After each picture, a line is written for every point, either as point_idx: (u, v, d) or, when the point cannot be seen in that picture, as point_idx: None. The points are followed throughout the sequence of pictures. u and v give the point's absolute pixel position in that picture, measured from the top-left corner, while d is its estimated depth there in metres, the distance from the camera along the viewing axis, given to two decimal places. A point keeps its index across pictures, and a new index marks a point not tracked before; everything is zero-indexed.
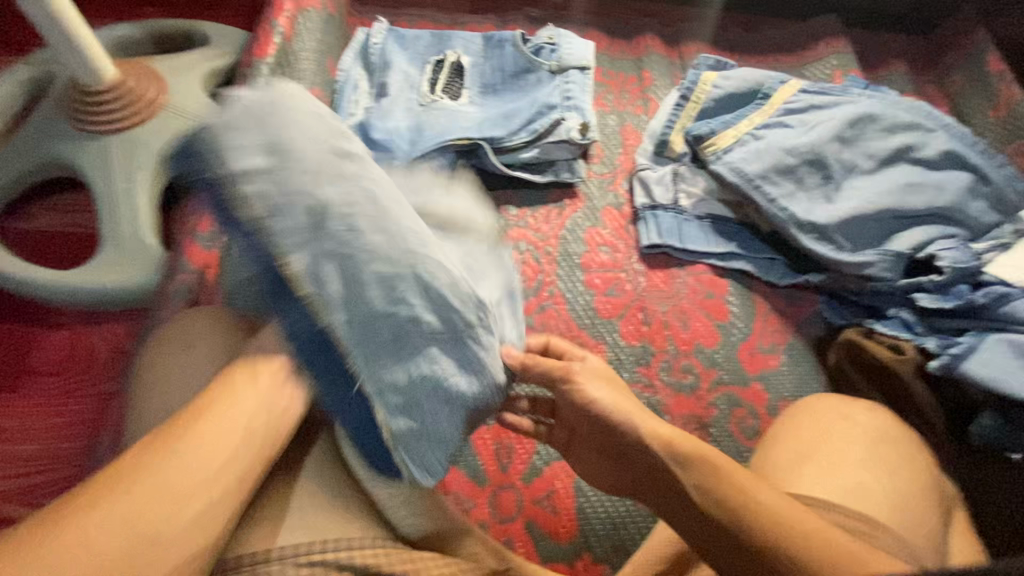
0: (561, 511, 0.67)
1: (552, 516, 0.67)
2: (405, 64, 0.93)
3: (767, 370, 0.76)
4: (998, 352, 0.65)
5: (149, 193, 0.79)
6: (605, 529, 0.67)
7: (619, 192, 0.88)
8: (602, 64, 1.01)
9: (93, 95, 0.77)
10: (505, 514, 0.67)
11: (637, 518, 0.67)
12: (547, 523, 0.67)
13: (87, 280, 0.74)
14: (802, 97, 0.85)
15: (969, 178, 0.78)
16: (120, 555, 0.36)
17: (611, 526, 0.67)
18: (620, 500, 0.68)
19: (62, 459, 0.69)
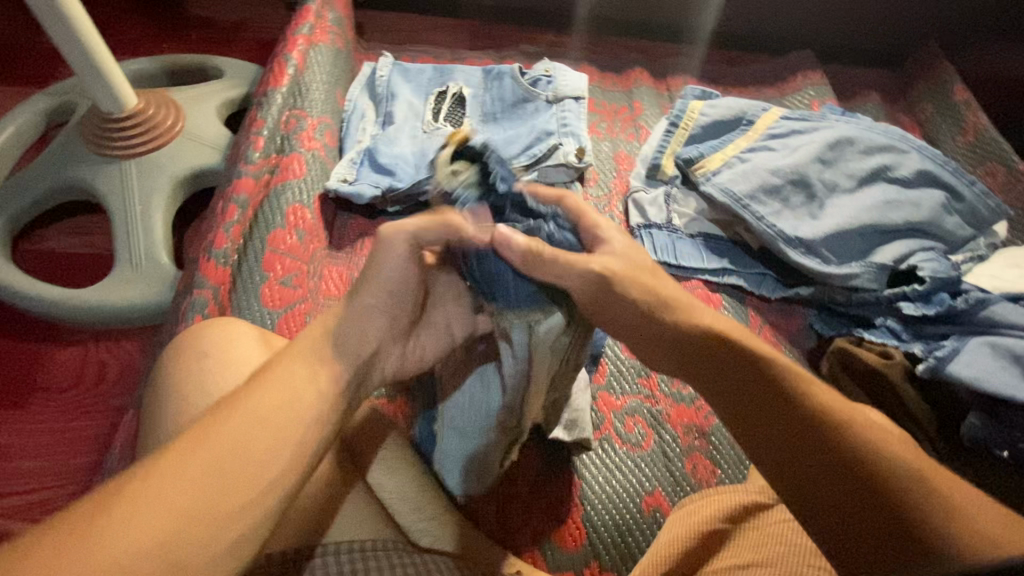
0: (567, 519, 0.68)
1: (558, 524, 0.67)
2: (409, 95, 0.98)
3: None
4: (981, 355, 0.68)
5: (164, 214, 0.82)
6: (613, 537, 0.67)
7: (614, 214, 0.91)
8: (595, 95, 1.07)
9: (116, 123, 0.82)
10: (512, 522, 0.67)
11: (643, 526, 0.68)
12: (553, 533, 0.67)
13: (100, 297, 0.76)
14: (784, 123, 0.90)
15: (943, 196, 0.83)
16: (159, 548, 0.36)
17: (617, 534, 0.67)
18: (625, 508, 0.69)
19: (70, 475, 0.70)
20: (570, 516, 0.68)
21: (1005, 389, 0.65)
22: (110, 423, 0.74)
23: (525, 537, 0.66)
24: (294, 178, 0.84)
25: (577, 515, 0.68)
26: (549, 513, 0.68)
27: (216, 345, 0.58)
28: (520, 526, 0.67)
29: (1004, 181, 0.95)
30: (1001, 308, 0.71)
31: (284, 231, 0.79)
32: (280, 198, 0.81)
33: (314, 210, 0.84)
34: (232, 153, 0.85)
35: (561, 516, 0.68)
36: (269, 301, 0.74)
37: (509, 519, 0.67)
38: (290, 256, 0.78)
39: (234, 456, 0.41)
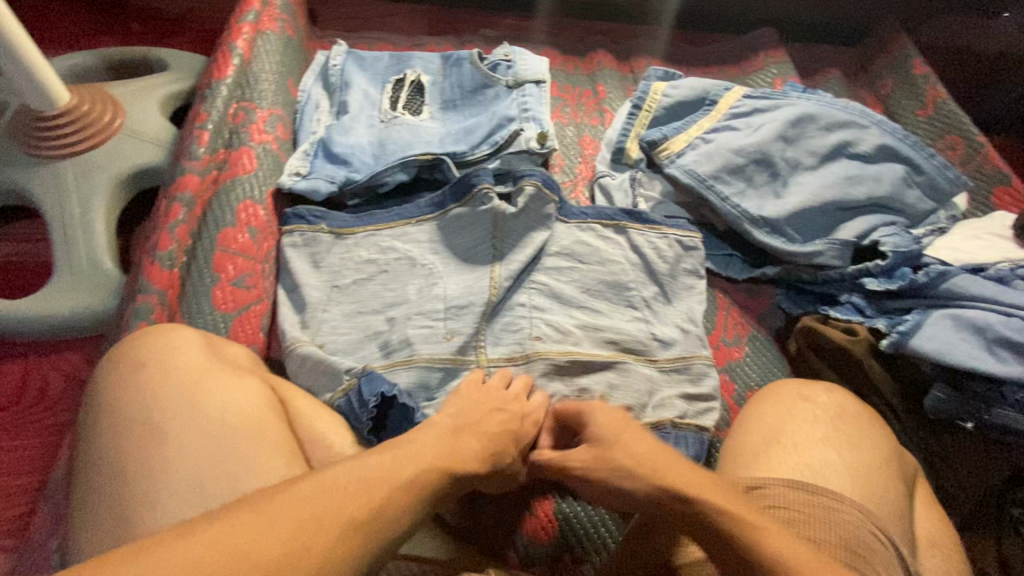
0: (545, 505, 0.67)
1: (536, 513, 0.67)
2: (365, 83, 0.95)
3: (729, 365, 0.78)
4: (943, 327, 0.68)
5: (106, 216, 0.77)
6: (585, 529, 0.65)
7: (580, 199, 0.91)
8: (558, 80, 1.06)
9: (48, 121, 0.77)
10: (488, 512, 0.66)
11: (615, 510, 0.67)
12: (526, 523, 0.65)
13: (39, 306, 0.72)
14: (745, 102, 0.90)
15: (903, 169, 0.83)
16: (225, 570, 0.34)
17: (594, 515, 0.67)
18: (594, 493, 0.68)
19: (16, 495, 0.66)
20: (545, 502, 0.67)
21: (966, 360, 0.65)
22: (55, 440, 0.70)
23: (502, 529, 0.65)
24: (244, 174, 0.80)
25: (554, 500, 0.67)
26: (525, 504, 0.67)
27: (154, 354, 0.54)
28: (499, 517, 0.66)
29: (964, 154, 0.96)
30: (961, 279, 0.71)
31: (235, 228, 0.76)
32: (230, 195, 0.78)
33: (268, 207, 0.81)
34: (176, 149, 0.81)
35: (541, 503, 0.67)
36: (221, 303, 0.72)
37: (487, 510, 0.66)
38: (242, 256, 0.75)
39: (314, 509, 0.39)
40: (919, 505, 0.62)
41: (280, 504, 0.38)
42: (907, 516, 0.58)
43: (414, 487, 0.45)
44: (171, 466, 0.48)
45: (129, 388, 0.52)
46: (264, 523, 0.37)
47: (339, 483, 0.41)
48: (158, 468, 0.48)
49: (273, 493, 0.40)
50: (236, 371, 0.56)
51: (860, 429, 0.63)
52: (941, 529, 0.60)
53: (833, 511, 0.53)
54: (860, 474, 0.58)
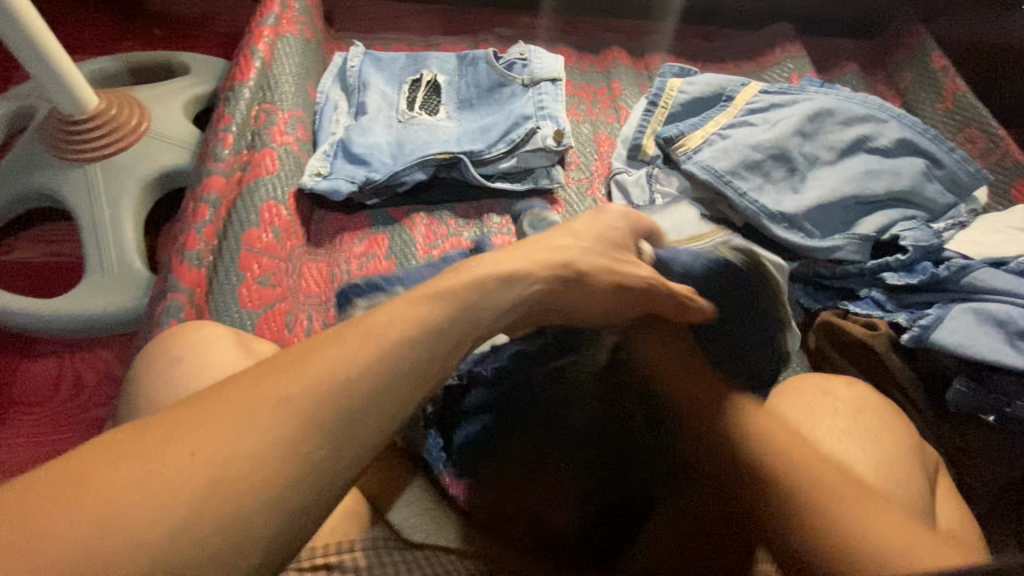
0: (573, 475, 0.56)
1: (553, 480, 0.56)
2: (382, 84, 0.96)
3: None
4: (964, 321, 0.68)
5: (134, 216, 0.79)
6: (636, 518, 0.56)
7: (597, 197, 0.92)
8: (572, 77, 1.06)
9: (79, 125, 0.79)
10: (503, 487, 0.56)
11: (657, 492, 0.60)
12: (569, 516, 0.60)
13: (73, 305, 0.74)
14: (762, 97, 0.90)
15: (923, 163, 0.83)
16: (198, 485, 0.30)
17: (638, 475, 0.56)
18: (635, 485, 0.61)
19: None
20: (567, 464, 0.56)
21: (987, 353, 0.65)
22: (89, 434, 0.72)
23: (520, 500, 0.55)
24: (267, 174, 0.82)
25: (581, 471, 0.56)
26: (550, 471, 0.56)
27: (189, 350, 0.56)
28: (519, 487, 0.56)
29: (984, 148, 0.95)
30: (982, 274, 0.71)
31: (259, 228, 0.77)
32: (254, 195, 0.80)
33: (290, 207, 0.82)
34: (201, 152, 0.83)
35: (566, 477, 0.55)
36: (247, 301, 0.73)
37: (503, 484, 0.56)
38: (266, 255, 0.76)
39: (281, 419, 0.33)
40: (943, 500, 0.61)
41: (245, 410, 0.33)
42: (931, 511, 0.58)
43: (403, 350, 0.39)
44: None
45: (163, 382, 0.54)
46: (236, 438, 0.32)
47: (330, 366, 0.36)
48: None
49: (238, 400, 0.34)
50: None
51: (884, 426, 0.62)
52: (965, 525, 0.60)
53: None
54: (883, 467, 0.58)
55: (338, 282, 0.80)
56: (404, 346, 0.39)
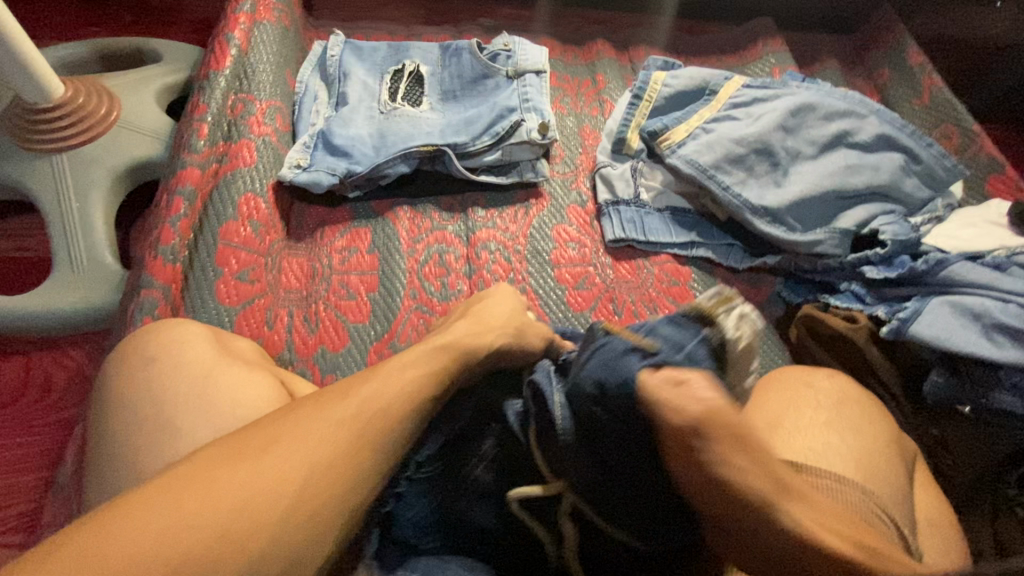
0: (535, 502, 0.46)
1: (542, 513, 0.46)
2: (363, 74, 0.94)
3: None
4: (942, 314, 0.69)
5: (104, 209, 0.77)
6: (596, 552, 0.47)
7: (582, 190, 0.91)
8: (557, 70, 1.05)
9: (45, 114, 0.76)
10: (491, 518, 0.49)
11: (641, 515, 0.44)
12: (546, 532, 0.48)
13: (40, 302, 0.71)
14: (745, 92, 0.90)
15: (902, 158, 0.84)
16: (266, 504, 0.37)
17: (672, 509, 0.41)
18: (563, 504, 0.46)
19: (22, 491, 0.66)
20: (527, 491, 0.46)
21: (965, 346, 0.67)
22: (61, 436, 0.69)
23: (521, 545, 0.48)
24: (244, 166, 0.80)
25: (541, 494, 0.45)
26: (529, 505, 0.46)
27: (164, 347, 0.54)
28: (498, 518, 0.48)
29: (960, 143, 0.97)
30: (960, 267, 0.72)
31: (237, 222, 0.75)
32: (231, 188, 0.77)
33: (268, 199, 0.80)
34: (174, 143, 0.80)
35: (525, 496, 0.46)
36: (225, 297, 0.71)
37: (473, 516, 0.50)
38: (245, 249, 0.74)
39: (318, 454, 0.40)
40: (919, 489, 0.63)
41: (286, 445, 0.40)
42: (909, 500, 0.59)
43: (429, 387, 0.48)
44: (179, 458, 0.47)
45: (134, 386, 0.51)
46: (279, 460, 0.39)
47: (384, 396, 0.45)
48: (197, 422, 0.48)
49: (304, 413, 0.43)
50: (243, 365, 0.55)
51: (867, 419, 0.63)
52: (940, 512, 0.61)
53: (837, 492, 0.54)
54: (863, 458, 0.59)
55: (319, 278, 0.78)
56: (404, 393, 0.46)
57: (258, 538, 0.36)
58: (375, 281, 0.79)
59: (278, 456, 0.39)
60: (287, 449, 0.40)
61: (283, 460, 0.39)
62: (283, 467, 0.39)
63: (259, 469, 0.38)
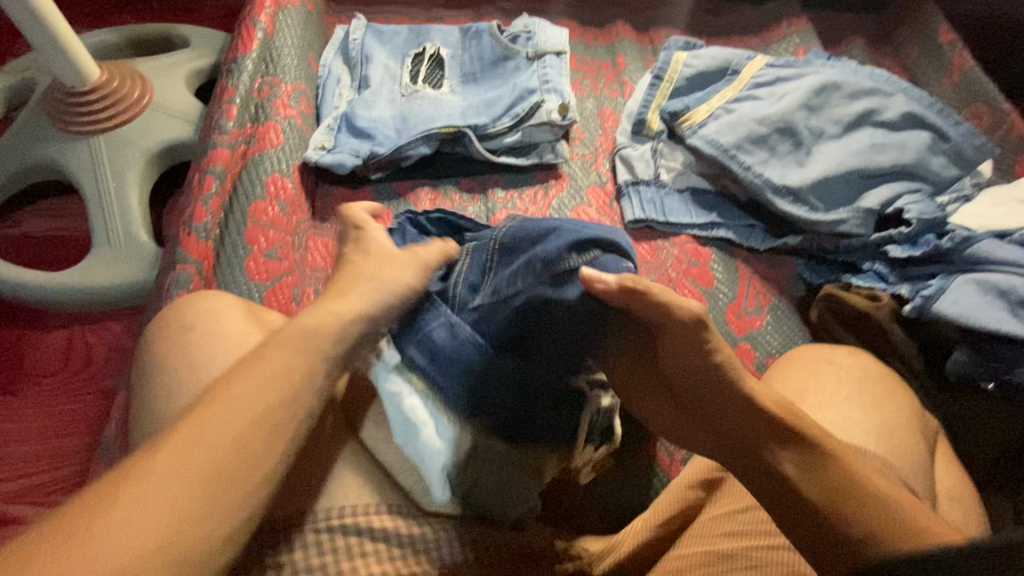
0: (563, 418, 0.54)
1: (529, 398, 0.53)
2: (385, 58, 0.95)
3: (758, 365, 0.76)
4: (967, 291, 0.68)
5: (139, 189, 0.79)
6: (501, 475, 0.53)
7: (602, 171, 0.92)
8: (577, 52, 1.05)
9: (79, 96, 0.79)
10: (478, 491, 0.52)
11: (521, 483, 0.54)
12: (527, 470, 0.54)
13: (79, 277, 0.74)
14: (768, 71, 0.90)
15: (929, 136, 0.82)
16: (155, 527, 0.36)
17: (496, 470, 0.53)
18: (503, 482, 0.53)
19: (67, 456, 0.70)
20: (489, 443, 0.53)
21: (989, 322, 0.66)
22: (101, 406, 0.73)
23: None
24: (271, 147, 0.81)
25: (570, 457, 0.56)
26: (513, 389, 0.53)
27: (194, 317, 0.54)
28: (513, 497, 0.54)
29: (989, 123, 0.95)
30: (986, 245, 0.71)
31: (265, 201, 0.77)
32: (259, 167, 0.79)
33: (295, 179, 0.82)
34: (204, 124, 0.83)
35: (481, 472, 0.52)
36: (254, 274, 0.73)
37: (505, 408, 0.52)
38: (273, 228, 0.76)
39: (186, 497, 0.37)
40: (940, 466, 0.63)
41: (155, 483, 0.37)
42: (929, 475, 0.59)
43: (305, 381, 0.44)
44: None
45: (163, 358, 0.52)
46: (142, 508, 0.36)
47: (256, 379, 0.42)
48: None
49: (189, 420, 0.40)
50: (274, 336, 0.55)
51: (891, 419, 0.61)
52: (961, 488, 0.61)
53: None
54: (883, 432, 0.59)
55: None
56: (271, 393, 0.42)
57: (173, 533, 0.36)
58: None
59: (149, 489, 0.36)
60: (150, 487, 0.37)
61: (159, 487, 0.37)
62: (162, 489, 0.37)
63: (148, 494, 0.36)
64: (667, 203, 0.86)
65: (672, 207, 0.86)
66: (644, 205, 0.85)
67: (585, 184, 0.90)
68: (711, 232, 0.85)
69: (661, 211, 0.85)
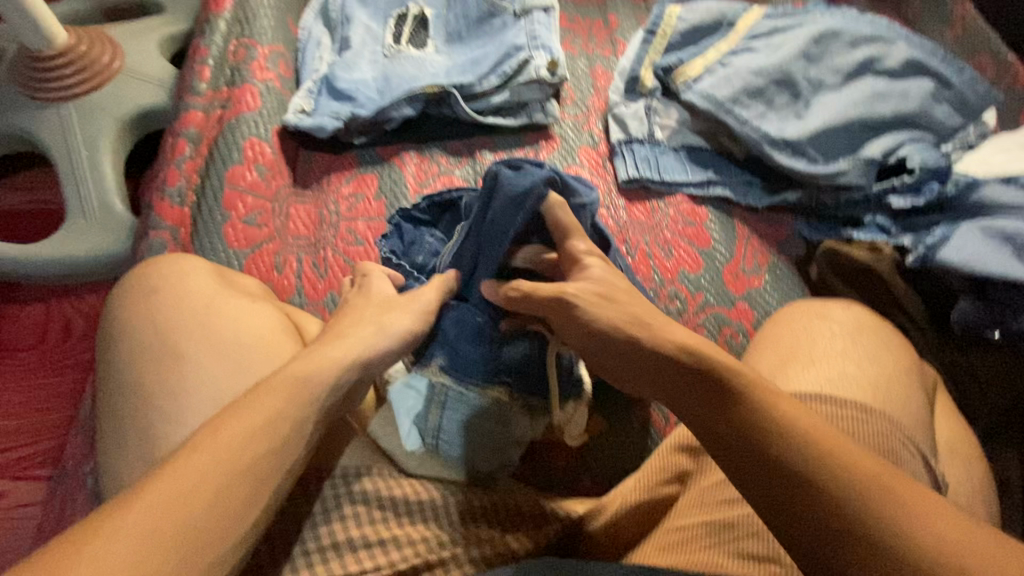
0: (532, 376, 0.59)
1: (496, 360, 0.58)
2: (367, 18, 0.91)
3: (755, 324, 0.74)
4: (971, 238, 0.66)
5: (113, 158, 0.77)
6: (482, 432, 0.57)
7: (594, 131, 0.88)
8: (567, 9, 1.01)
9: (46, 62, 0.75)
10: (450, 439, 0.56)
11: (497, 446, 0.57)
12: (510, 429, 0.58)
13: (53, 248, 0.72)
14: (765, 21, 0.86)
15: (933, 84, 0.79)
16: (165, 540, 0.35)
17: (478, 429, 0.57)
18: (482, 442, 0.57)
19: (49, 429, 0.68)
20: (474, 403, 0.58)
21: (996, 267, 0.63)
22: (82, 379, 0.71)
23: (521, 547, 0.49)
24: (248, 111, 0.79)
25: (545, 414, 0.60)
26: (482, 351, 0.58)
27: (162, 280, 0.51)
28: (488, 449, 0.57)
29: (996, 74, 0.92)
30: (992, 189, 0.69)
31: (243, 166, 0.75)
32: (235, 132, 0.77)
33: (274, 144, 0.79)
34: (178, 89, 0.80)
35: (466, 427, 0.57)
36: (233, 241, 0.71)
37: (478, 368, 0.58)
38: (251, 194, 0.74)
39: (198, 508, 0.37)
40: (941, 420, 0.61)
41: (167, 494, 0.36)
42: (930, 428, 0.58)
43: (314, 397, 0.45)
44: (183, 383, 0.46)
45: (130, 322, 0.49)
46: (153, 521, 0.35)
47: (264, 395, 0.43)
48: (178, 390, 0.46)
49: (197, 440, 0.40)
50: (249, 299, 0.53)
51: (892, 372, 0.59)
52: (963, 441, 0.59)
53: (863, 422, 0.53)
54: (883, 385, 0.58)
55: (326, 224, 0.76)
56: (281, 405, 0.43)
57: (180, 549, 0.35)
58: (383, 226, 0.77)
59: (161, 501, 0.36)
60: (159, 504, 0.36)
61: (170, 501, 0.36)
62: (174, 504, 0.36)
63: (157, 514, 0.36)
64: (663, 161, 0.83)
65: (667, 165, 0.83)
66: (637, 164, 0.82)
67: (576, 144, 0.87)
68: (708, 189, 0.82)
69: (656, 169, 0.82)
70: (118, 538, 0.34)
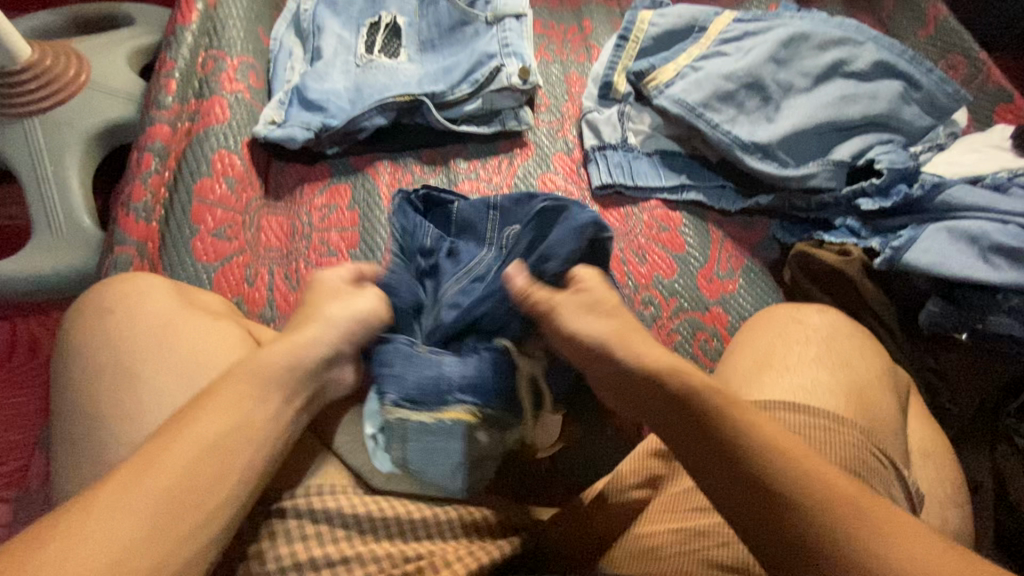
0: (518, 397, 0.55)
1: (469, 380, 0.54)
2: (338, 28, 0.91)
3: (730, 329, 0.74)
4: (938, 240, 0.66)
5: (80, 173, 0.76)
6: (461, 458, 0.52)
7: (568, 138, 0.88)
8: (541, 16, 1.00)
9: (10, 77, 0.74)
10: (423, 463, 0.51)
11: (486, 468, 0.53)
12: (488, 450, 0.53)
13: (19, 266, 0.71)
14: (735, 26, 0.86)
15: (901, 85, 0.80)
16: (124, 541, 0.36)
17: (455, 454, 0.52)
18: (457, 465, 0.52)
19: (16, 449, 0.68)
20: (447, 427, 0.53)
21: (961, 270, 0.64)
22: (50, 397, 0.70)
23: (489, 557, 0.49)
24: (217, 123, 0.78)
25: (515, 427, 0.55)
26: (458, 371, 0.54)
27: (121, 298, 0.51)
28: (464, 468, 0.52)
29: (966, 74, 0.92)
30: (956, 191, 0.69)
31: (212, 179, 0.74)
32: (204, 145, 0.76)
33: (244, 157, 0.78)
34: (145, 102, 0.79)
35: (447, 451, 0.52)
36: (202, 255, 0.70)
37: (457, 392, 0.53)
38: (221, 207, 0.73)
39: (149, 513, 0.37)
40: (912, 422, 0.61)
41: (115, 500, 0.37)
42: (901, 431, 0.58)
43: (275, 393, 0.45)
44: (141, 405, 0.45)
45: (88, 342, 0.49)
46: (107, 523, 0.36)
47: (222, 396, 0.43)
48: (135, 412, 0.45)
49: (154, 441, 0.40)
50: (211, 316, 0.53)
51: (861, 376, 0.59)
52: (933, 443, 0.60)
53: (839, 434, 0.53)
54: (852, 389, 0.58)
55: (299, 236, 0.76)
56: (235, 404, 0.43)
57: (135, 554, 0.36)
58: (355, 237, 0.77)
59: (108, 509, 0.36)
60: (108, 505, 0.36)
61: (118, 507, 0.36)
62: (122, 510, 0.36)
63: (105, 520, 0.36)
64: (636, 167, 0.83)
65: (641, 171, 0.83)
66: (610, 170, 0.82)
67: (550, 151, 0.87)
68: (682, 194, 0.82)
69: (629, 174, 0.82)
70: (87, 547, 0.35)
